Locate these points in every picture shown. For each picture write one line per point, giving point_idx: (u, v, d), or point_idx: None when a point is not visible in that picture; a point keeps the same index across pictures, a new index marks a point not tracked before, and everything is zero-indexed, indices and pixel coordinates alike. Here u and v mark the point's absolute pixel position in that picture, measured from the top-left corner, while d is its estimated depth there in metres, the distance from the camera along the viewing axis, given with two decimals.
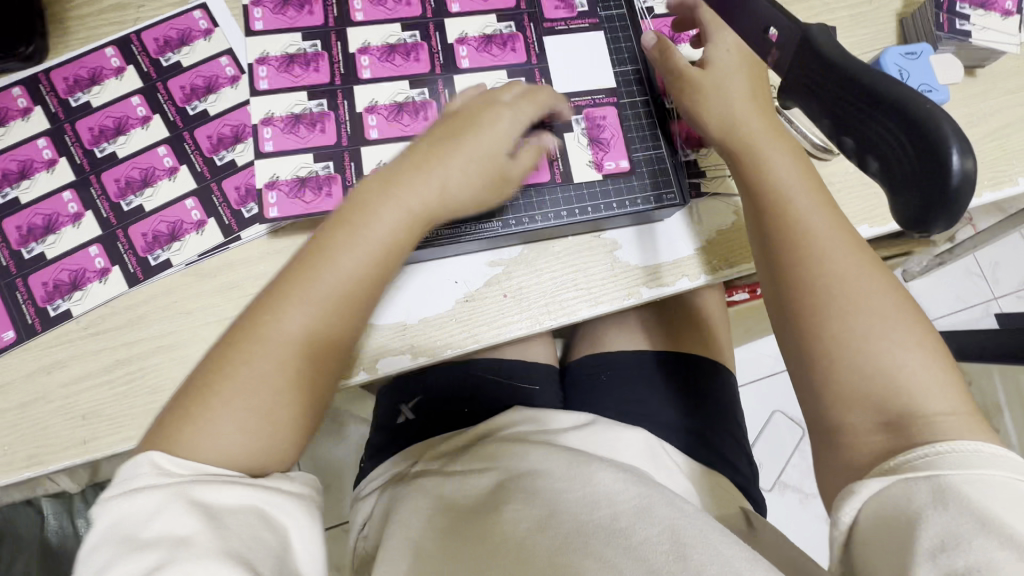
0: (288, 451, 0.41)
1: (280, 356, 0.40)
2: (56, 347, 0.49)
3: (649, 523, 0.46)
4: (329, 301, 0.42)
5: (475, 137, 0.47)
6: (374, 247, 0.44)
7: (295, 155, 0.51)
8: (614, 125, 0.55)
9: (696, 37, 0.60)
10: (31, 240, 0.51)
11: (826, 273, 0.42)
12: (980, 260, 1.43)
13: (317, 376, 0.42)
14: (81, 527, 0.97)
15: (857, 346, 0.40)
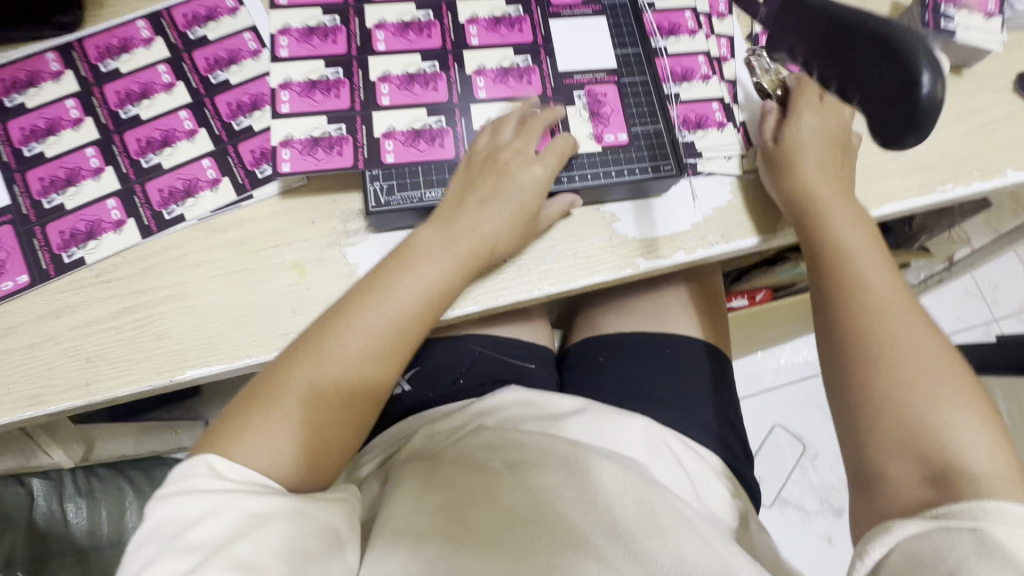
0: (326, 459, 0.47)
1: (322, 375, 0.47)
2: (68, 292, 0.51)
3: (651, 533, 0.48)
4: (375, 326, 0.48)
5: (511, 189, 0.52)
6: (425, 291, 0.50)
7: (309, 118, 0.54)
8: (614, 101, 0.58)
9: (693, 28, 0.63)
10: (52, 191, 0.53)
11: (890, 333, 0.48)
12: (979, 281, 1.44)
13: (352, 394, 0.48)
14: (70, 512, 0.97)
15: (875, 399, 0.46)
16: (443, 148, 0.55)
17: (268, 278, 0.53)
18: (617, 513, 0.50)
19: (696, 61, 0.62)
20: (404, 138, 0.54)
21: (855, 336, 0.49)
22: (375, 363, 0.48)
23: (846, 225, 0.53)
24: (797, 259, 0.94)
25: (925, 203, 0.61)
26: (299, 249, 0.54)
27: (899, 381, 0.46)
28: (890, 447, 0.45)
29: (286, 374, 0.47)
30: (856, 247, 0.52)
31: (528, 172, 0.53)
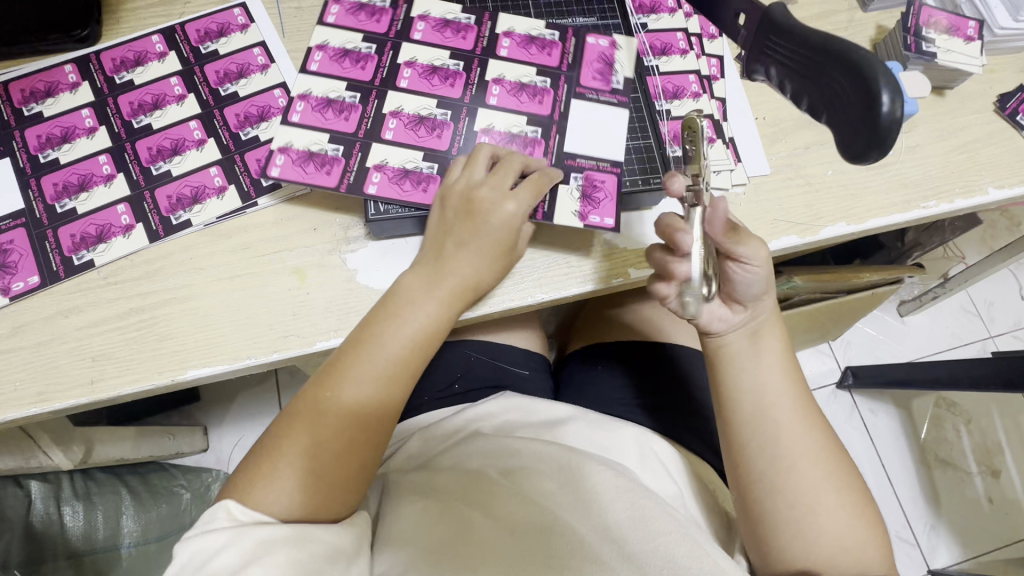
0: (341, 496, 0.48)
1: (336, 419, 0.48)
2: (77, 293, 0.53)
3: (645, 540, 0.49)
4: (380, 373, 0.50)
5: (487, 225, 0.53)
6: (416, 336, 0.51)
7: (312, 131, 0.56)
8: (611, 184, 0.57)
9: (684, 48, 0.65)
10: (65, 197, 0.56)
11: (798, 444, 0.52)
12: (974, 298, 1.45)
13: (368, 436, 0.50)
14: (66, 515, 0.96)
15: (779, 502, 0.51)
16: (426, 192, 0.55)
17: (269, 282, 0.54)
18: (611, 520, 0.50)
19: (687, 79, 0.64)
20: (392, 173, 0.56)
21: (771, 441, 0.52)
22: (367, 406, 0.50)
23: (771, 339, 0.54)
24: (790, 274, 0.95)
25: (909, 219, 0.63)
26: (301, 255, 0.56)
27: (800, 488, 0.51)
28: (783, 542, 0.51)
29: (288, 425, 0.49)
30: (772, 353, 0.54)
31: (505, 206, 0.53)
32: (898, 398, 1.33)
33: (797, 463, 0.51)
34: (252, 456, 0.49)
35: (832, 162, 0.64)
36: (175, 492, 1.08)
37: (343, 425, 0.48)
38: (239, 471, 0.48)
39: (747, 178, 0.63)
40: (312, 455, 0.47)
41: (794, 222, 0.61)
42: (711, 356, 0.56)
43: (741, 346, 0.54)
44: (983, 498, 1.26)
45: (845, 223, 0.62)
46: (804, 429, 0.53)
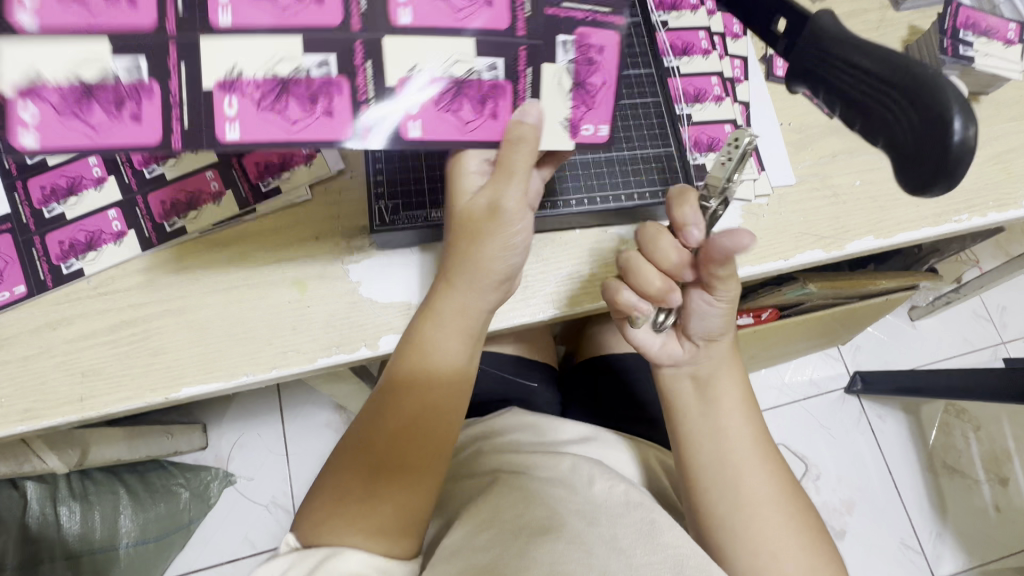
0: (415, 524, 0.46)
1: (414, 401, 0.47)
2: (66, 304, 0.50)
3: (652, 549, 0.45)
4: (447, 358, 0.48)
5: (493, 266, 0.45)
6: (466, 332, 0.48)
7: (65, 38, 0.35)
8: (609, 69, 0.44)
9: (707, 48, 0.62)
10: (52, 201, 0.52)
11: (757, 490, 0.49)
12: (988, 304, 1.42)
13: (441, 417, 0.48)
14: (64, 515, 0.95)
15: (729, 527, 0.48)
16: (329, 119, 0.39)
17: (268, 294, 0.52)
18: (617, 529, 0.46)
19: (709, 82, 0.61)
20: (257, 98, 0.38)
21: (730, 487, 0.49)
22: (426, 432, 0.47)
23: (725, 378, 0.52)
24: (804, 280, 0.92)
25: (939, 233, 0.60)
26: (301, 265, 0.53)
27: (772, 525, 0.47)
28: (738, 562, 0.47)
29: (348, 470, 0.46)
30: (726, 396, 0.51)
31: (519, 229, 0.45)
32: (908, 404, 1.31)
33: (760, 509, 0.48)
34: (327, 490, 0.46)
35: (860, 171, 0.61)
36: (174, 490, 1.03)
37: (416, 478, 0.46)
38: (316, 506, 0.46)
39: (772, 188, 0.59)
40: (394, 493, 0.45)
41: (818, 235, 0.58)
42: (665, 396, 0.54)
43: (687, 392, 0.53)
44: (990, 506, 1.24)
45: (873, 237, 0.59)
46: (762, 474, 0.49)
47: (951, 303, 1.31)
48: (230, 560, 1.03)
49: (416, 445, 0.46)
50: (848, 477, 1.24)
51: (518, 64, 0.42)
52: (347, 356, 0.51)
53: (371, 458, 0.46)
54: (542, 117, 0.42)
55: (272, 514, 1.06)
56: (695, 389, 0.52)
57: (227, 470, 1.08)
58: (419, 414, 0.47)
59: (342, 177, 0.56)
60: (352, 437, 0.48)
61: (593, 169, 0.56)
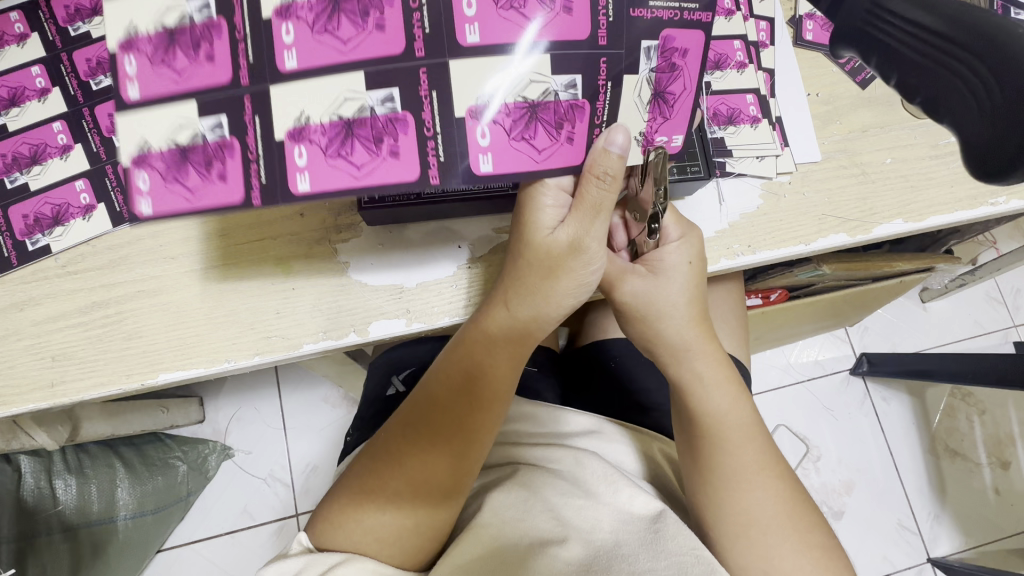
0: (430, 543, 0.45)
1: (460, 400, 0.45)
2: (32, 283, 0.47)
3: (657, 555, 0.42)
4: (502, 375, 0.46)
5: (560, 302, 0.45)
6: (516, 351, 0.46)
7: (166, 107, 0.36)
8: (691, 72, 0.41)
9: (731, 7, 0.56)
10: (15, 170, 0.49)
11: (753, 498, 0.46)
12: (1002, 287, 1.37)
13: (474, 428, 0.45)
14: (60, 489, 0.93)
15: (739, 530, 0.46)
16: (398, 160, 0.38)
17: (250, 275, 0.48)
18: (620, 536, 0.44)
19: (731, 47, 0.56)
20: (326, 147, 0.37)
21: (730, 495, 0.46)
22: (461, 435, 0.45)
23: (713, 390, 0.48)
24: (817, 261, 0.88)
25: (973, 217, 0.55)
26: (285, 244, 0.49)
27: (776, 534, 0.45)
28: (742, 565, 0.45)
29: (378, 470, 0.45)
30: (714, 408, 0.48)
31: (595, 269, 0.44)
32: (914, 386, 1.28)
33: (757, 518, 0.46)
34: (358, 477, 0.46)
35: (892, 148, 0.56)
36: (171, 463, 1.00)
37: (431, 492, 0.44)
38: (345, 490, 0.46)
39: (795, 165, 0.55)
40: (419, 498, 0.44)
41: (844, 218, 0.54)
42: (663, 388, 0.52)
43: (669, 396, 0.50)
44: (990, 489, 1.23)
45: (902, 220, 0.55)
46: (759, 482, 0.47)
47: (964, 285, 1.27)
48: (229, 533, 1.01)
49: (449, 461, 0.44)
50: (849, 459, 1.22)
51: (598, 77, 0.39)
52: (334, 342, 0.48)
53: (399, 465, 0.44)
54: (628, 145, 0.38)
55: (270, 487, 1.03)
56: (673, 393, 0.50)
57: (226, 444, 1.05)
58: (455, 427, 0.45)
59: None
60: (392, 431, 0.46)
61: None
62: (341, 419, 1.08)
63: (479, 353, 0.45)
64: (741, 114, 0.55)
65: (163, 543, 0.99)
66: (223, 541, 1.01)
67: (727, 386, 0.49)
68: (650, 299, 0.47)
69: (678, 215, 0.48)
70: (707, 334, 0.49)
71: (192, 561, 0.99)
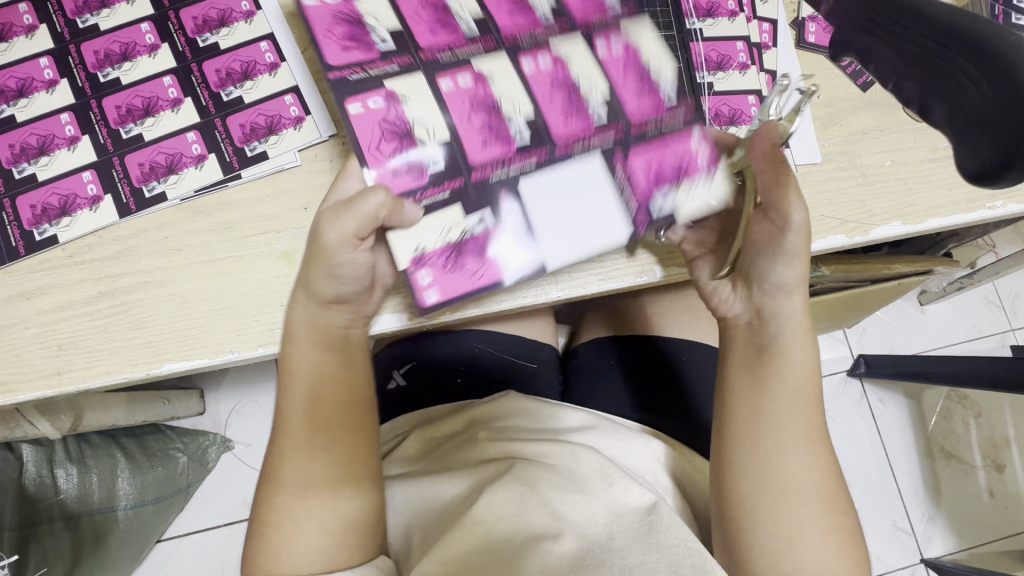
0: (332, 540, 0.43)
1: (302, 409, 0.45)
2: (39, 273, 0.47)
3: (649, 547, 0.43)
4: (290, 382, 0.45)
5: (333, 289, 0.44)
6: (289, 353, 0.45)
7: None
8: (490, 278, 0.45)
9: (734, 10, 0.58)
10: (23, 160, 0.49)
11: (787, 466, 0.45)
12: (1000, 290, 1.38)
13: (318, 429, 0.45)
14: (60, 478, 0.94)
15: (764, 512, 0.45)
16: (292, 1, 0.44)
17: (255, 267, 0.49)
18: (615, 529, 0.45)
19: (734, 47, 0.57)
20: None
21: (764, 463, 0.46)
22: (318, 434, 0.45)
23: (802, 353, 0.47)
24: (816, 262, 0.88)
25: (971, 220, 0.56)
26: (290, 237, 0.50)
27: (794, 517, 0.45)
28: (767, 547, 0.44)
29: (266, 504, 0.44)
30: (789, 369, 0.47)
31: (349, 253, 0.43)
32: (910, 389, 1.29)
33: (789, 494, 0.45)
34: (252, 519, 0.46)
35: (891, 151, 0.57)
36: (171, 454, 1.01)
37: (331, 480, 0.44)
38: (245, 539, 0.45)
39: (795, 166, 0.55)
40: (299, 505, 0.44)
41: (843, 219, 0.55)
42: (724, 349, 0.51)
43: (747, 352, 0.49)
44: (985, 491, 1.24)
45: (901, 222, 0.55)
46: (795, 450, 0.46)
47: (963, 288, 1.27)
48: (228, 523, 1.02)
49: (324, 461, 0.45)
50: (844, 460, 1.23)
51: (443, 183, 0.44)
52: None
53: (274, 485, 0.45)
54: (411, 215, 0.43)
55: None
56: (758, 350, 0.48)
57: (225, 436, 1.06)
58: (318, 430, 0.45)
59: (334, 143, 0.52)
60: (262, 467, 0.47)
61: None
62: None
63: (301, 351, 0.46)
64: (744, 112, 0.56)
65: (162, 534, 0.99)
66: (222, 531, 1.02)
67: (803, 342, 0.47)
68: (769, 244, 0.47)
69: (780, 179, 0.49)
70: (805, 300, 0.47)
71: (191, 551, 1.00)
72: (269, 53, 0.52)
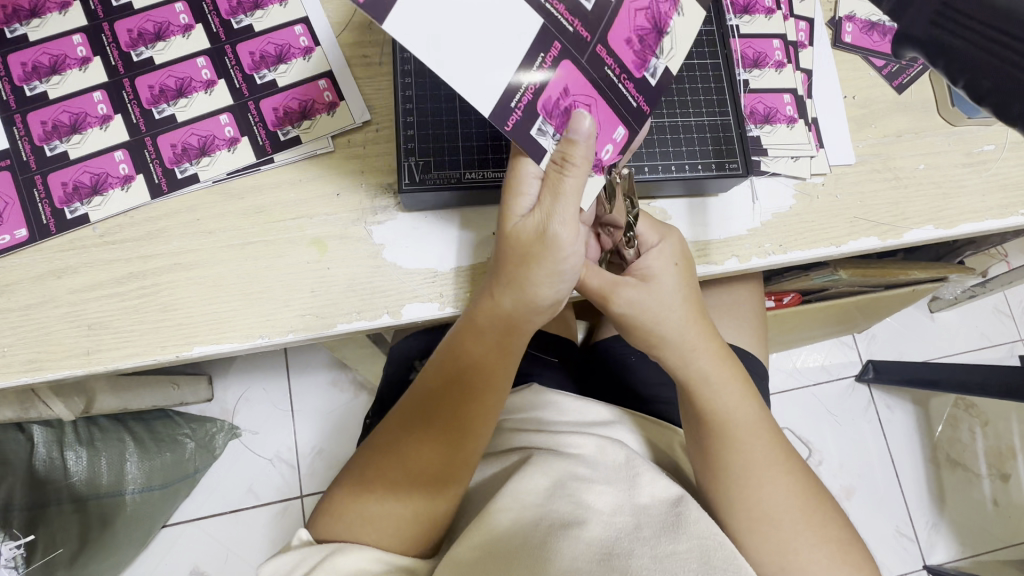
0: (417, 530, 0.44)
1: (443, 383, 0.46)
2: (69, 252, 0.47)
3: (678, 538, 0.42)
4: (445, 359, 0.47)
5: (538, 291, 0.43)
6: (466, 335, 0.46)
7: None
8: None
9: (771, 7, 0.57)
10: (55, 137, 0.49)
11: (764, 494, 0.46)
12: (1011, 300, 1.38)
13: (446, 408, 0.46)
14: (70, 460, 0.92)
15: (756, 520, 0.46)
16: None
17: (285, 252, 0.48)
18: (641, 519, 0.44)
19: (770, 46, 0.56)
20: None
21: (755, 489, 0.46)
22: (445, 410, 0.45)
23: (718, 387, 0.49)
24: (835, 266, 0.88)
25: (1002, 227, 0.56)
26: (321, 223, 0.49)
27: (793, 527, 0.45)
28: (761, 555, 0.45)
29: (374, 469, 0.45)
30: (724, 405, 0.48)
31: (570, 253, 0.42)
32: (918, 396, 1.29)
33: (788, 507, 0.46)
34: (349, 472, 0.47)
35: (925, 154, 0.56)
36: (179, 439, 1.00)
37: (436, 480, 0.44)
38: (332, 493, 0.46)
39: (829, 167, 0.55)
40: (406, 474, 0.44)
41: (875, 222, 0.54)
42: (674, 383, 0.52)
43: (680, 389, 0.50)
44: (989, 500, 1.24)
45: (934, 226, 0.55)
46: (778, 477, 0.47)
47: (975, 297, 1.27)
48: (235, 510, 1.02)
49: (435, 446, 0.45)
50: (851, 464, 1.23)
51: None
52: (367, 323, 0.48)
53: (390, 451, 0.45)
54: (591, 132, 0.38)
55: (276, 467, 1.04)
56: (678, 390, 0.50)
57: (233, 423, 1.05)
58: (446, 403, 0.46)
59: (367, 130, 0.52)
60: (380, 430, 0.47)
61: (668, 138, 0.51)
62: (349, 403, 1.08)
63: (472, 345, 0.46)
64: (780, 113, 0.55)
65: (166, 520, 0.99)
66: (229, 518, 1.01)
67: (736, 383, 0.49)
68: (647, 307, 0.47)
69: (653, 221, 0.49)
70: (706, 330, 0.50)
71: (198, 537, 1.00)
72: (304, 37, 0.52)
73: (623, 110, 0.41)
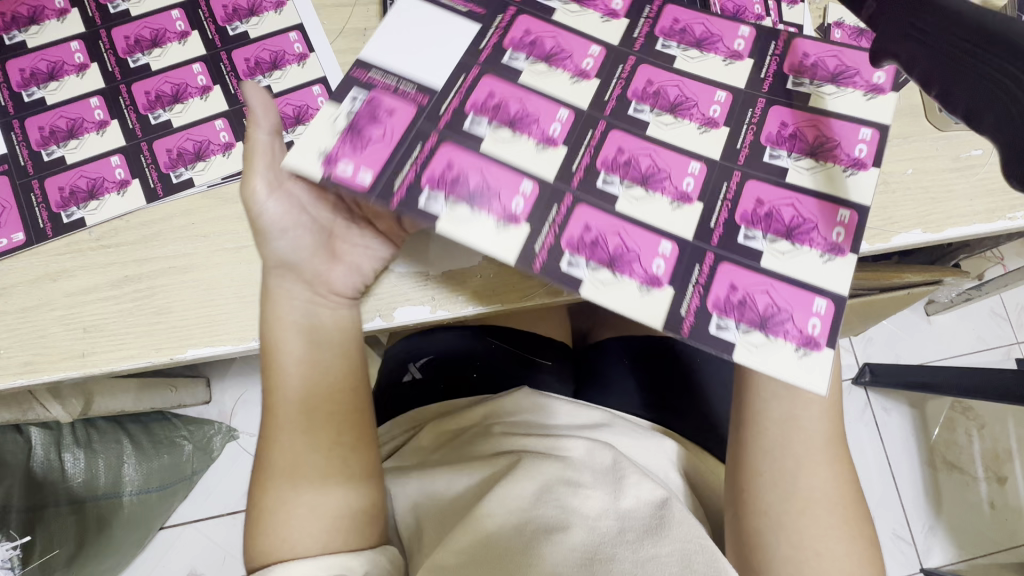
0: (332, 533, 0.43)
1: (281, 392, 0.46)
2: (66, 255, 0.48)
3: (660, 541, 0.43)
4: (269, 375, 0.46)
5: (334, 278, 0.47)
6: (272, 347, 0.46)
7: None
8: None
9: (760, 14, 0.58)
10: (52, 143, 0.49)
11: (782, 490, 0.46)
12: (1008, 303, 1.38)
13: (308, 412, 0.46)
14: (68, 462, 0.93)
15: (769, 516, 0.45)
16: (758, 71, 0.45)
17: None
18: (626, 522, 0.44)
19: (808, 308, 0.39)
20: None
21: (769, 487, 0.46)
22: (305, 411, 0.46)
23: (820, 372, 0.48)
24: None
25: (990, 231, 0.56)
26: None
27: (798, 526, 0.45)
28: (771, 551, 0.44)
29: (260, 489, 0.45)
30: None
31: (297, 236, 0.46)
32: (915, 398, 1.29)
33: (798, 505, 0.45)
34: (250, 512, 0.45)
35: (914, 159, 0.57)
36: (177, 442, 1.00)
37: (352, 471, 0.45)
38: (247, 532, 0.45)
39: None
40: (296, 481, 0.44)
41: (864, 226, 0.55)
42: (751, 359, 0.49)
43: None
44: (986, 503, 1.24)
45: (921, 230, 0.55)
46: (804, 471, 0.46)
47: (971, 300, 1.27)
48: (232, 513, 1.02)
49: (309, 446, 0.45)
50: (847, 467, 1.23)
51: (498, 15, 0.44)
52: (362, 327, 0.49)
53: (266, 470, 0.45)
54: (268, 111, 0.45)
55: None
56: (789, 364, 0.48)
57: (230, 426, 1.06)
58: (305, 406, 0.46)
59: None
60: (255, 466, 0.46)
61: None
62: None
63: (276, 351, 0.46)
64: (803, 320, 0.38)
65: (163, 522, 0.99)
66: (226, 520, 1.02)
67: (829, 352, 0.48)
68: None
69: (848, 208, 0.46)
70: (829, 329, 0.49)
71: (194, 539, 1.00)
72: (299, 44, 0.52)
73: (575, 131, 0.41)
